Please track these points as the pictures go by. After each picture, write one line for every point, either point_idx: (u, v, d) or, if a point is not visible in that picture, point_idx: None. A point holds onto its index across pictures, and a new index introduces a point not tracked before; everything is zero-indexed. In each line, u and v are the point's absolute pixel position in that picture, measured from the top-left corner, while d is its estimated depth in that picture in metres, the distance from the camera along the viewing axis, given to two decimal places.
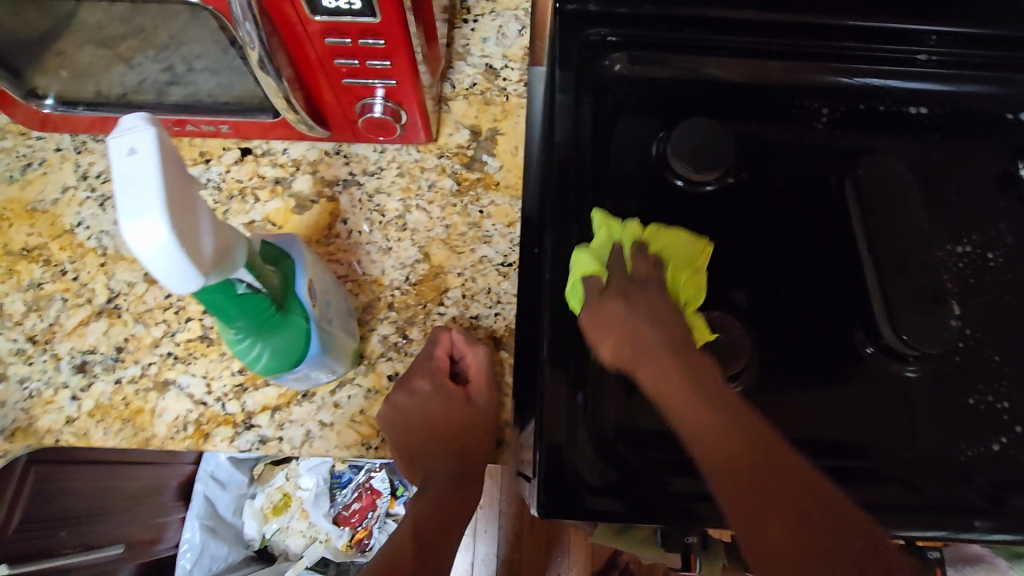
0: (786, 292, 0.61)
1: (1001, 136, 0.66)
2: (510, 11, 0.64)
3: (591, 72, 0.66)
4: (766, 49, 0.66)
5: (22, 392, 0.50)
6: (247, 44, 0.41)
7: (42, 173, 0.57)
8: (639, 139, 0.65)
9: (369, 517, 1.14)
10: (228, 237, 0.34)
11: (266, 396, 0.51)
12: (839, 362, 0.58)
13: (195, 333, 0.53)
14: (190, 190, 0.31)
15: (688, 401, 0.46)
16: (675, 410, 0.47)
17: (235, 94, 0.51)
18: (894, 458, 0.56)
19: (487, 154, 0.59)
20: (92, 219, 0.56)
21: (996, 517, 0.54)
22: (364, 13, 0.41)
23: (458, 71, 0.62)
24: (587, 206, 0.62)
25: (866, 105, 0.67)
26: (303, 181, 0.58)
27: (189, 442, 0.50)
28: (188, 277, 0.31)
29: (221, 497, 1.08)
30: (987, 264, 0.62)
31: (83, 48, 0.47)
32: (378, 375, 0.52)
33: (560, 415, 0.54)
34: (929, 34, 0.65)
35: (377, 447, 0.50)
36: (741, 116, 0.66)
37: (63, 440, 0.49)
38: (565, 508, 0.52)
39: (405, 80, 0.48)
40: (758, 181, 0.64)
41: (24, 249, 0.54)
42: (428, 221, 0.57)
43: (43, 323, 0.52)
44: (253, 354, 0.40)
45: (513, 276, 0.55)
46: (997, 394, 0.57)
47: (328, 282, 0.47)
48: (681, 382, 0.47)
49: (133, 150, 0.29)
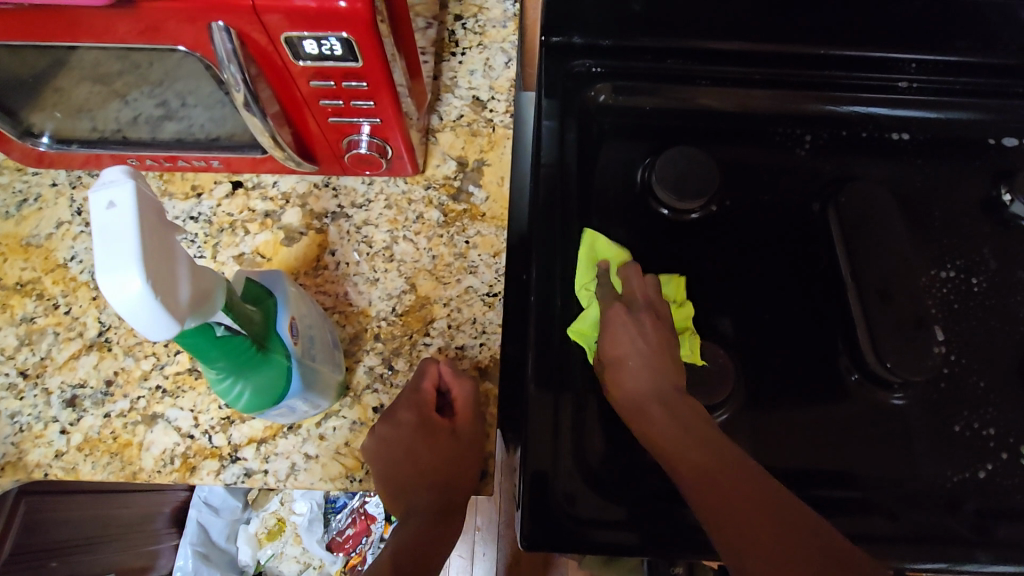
0: (771, 319, 0.61)
1: (984, 161, 0.67)
2: (497, 44, 0.65)
3: (577, 101, 0.68)
4: (750, 78, 0.68)
5: (13, 426, 0.51)
6: (232, 86, 0.42)
7: (37, 209, 0.58)
8: (626, 166, 0.66)
9: (362, 543, 1.12)
10: (207, 281, 0.35)
11: (252, 429, 0.52)
12: (823, 389, 0.59)
13: (184, 366, 0.53)
14: (168, 239, 0.32)
15: (670, 422, 0.47)
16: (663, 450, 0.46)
17: (227, 129, 0.53)
18: (879, 487, 0.56)
19: (473, 185, 0.60)
20: (85, 253, 0.57)
21: (983, 546, 0.54)
22: (347, 57, 0.42)
23: (445, 103, 0.63)
24: (572, 235, 0.62)
25: (848, 131, 0.68)
26: (292, 214, 0.59)
27: (176, 475, 0.50)
28: (163, 325, 0.31)
29: (215, 523, 1.09)
30: (972, 289, 0.62)
31: (80, 85, 0.48)
32: (363, 407, 0.53)
33: (545, 444, 0.55)
34: (909, 62, 0.66)
35: (361, 479, 0.51)
36: (725, 144, 0.68)
37: (51, 474, 0.50)
38: (549, 542, 0.52)
39: (389, 117, 0.49)
40: (744, 208, 0.65)
41: (18, 285, 0.55)
42: (415, 252, 0.58)
43: (35, 357, 0.53)
44: (234, 393, 0.41)
45: (499, 306, 0.56)
46: (983, 421, 0.57)
47: (313, 316, 0.48)
48: (665, 422, 0.47)
49: (111, 204, 0.29)
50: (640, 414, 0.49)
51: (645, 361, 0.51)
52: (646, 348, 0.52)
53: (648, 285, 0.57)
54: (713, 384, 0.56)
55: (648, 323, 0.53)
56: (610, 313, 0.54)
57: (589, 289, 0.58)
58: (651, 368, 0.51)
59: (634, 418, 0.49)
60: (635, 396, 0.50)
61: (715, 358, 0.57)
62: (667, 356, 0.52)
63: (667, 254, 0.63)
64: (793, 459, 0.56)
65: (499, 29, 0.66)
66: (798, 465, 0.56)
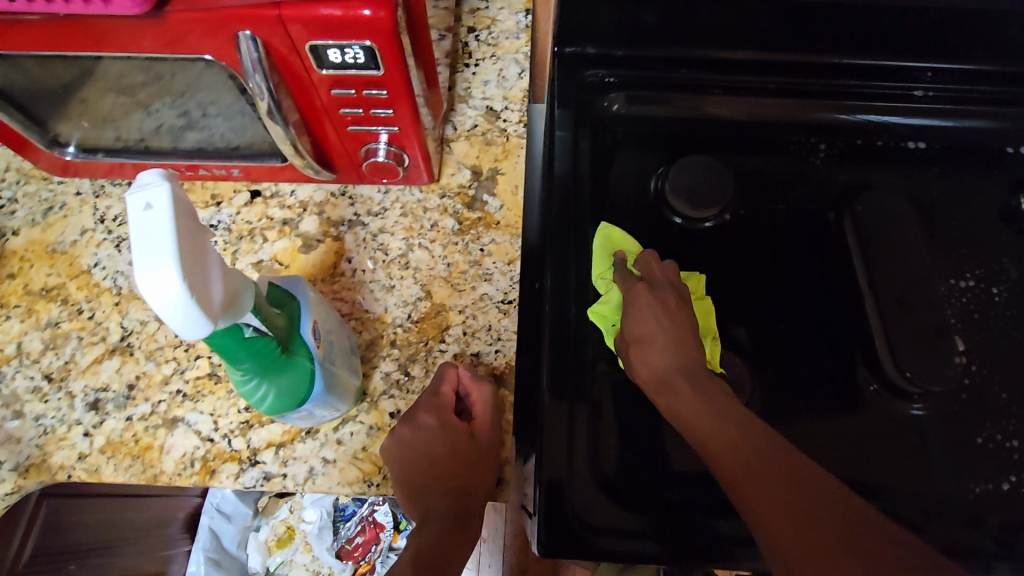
0: (787, 328, 0.61)
1: (1000, 170, 0.67)
2: (511, 55, 0.66)
3: (590, 113, 0.68)
4: (764, 87, 0.67)
5: (37, 428, 0.52)
6: (257, 95, 0.44)
7: (63, 216, 0.59)
8: (638, 175, 0.67)
9: (371, 551, 1.12)
10: (236, 283, 0.35)
11: (271, 433, 0.52)
12: (841, 400, 0.58)
13: (204, 371, 0.54)
14: (201, 241, 0.33)
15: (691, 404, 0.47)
16: (692, 424, 0.46)
17: (246, 139, 0.53)
18: (901, 499, 0.55)
19: (487, 194, 0.61)
20: (108, 260, 0.58)
21: (1009, 561, 0.53)
22: (368, 66, 0.43)
23: (459, 113, 0.64)
24: (587, 243, 0.63)
25: (863, 140, 0.68)
26: (310, 222, 0.60)
27: (196, 478, 0.51)
28: (197, 324, 0.32)
29: (227, 529, 1.09)
30: (992, 299, 0.61)
31: (104, 97, 0.49)
32: (380, 412, 0.53)
33: (562, 451, 0.55)
34: (925, 71, 0.66)
35: (378, 484, 0.51)
36: (739, 152, 0.68)
37: (74, 476, 0.51)
38: (565, 548, 0.52)
39: (407, 126, 0.50)
40: (758, 217, 0.65)
41: (43, 290, 0.57)
42: (430, 259, 0.58)
43: (59, 361, 0.54)
44: (259, 395, 0.42)
45: (513, 312, 0.56)
46: (1006, 432, 0.57)
47: (333, 321, 0.48)
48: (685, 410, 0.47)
49: (149, 206, 0.30)
50: (667, 390, 0.49)
51: (669, 337, 0.52)
52: (667, 323, 0.53)
53: (666, 267, 0.58)
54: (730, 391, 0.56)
55: (670, 300, 0.54)
56: (633, 293, 0.55)
57: (605, 277, 0.59)
58: (676, 347, 0.51)
59: (663, 397, 0.50)
60: (661, 373, 0.51)
61: (732, 365, 0.58)
62: (689, 333, 0.53)
63: (680, 262, 0.63)
64: None
65: (512, 40, 0.67)
66: None
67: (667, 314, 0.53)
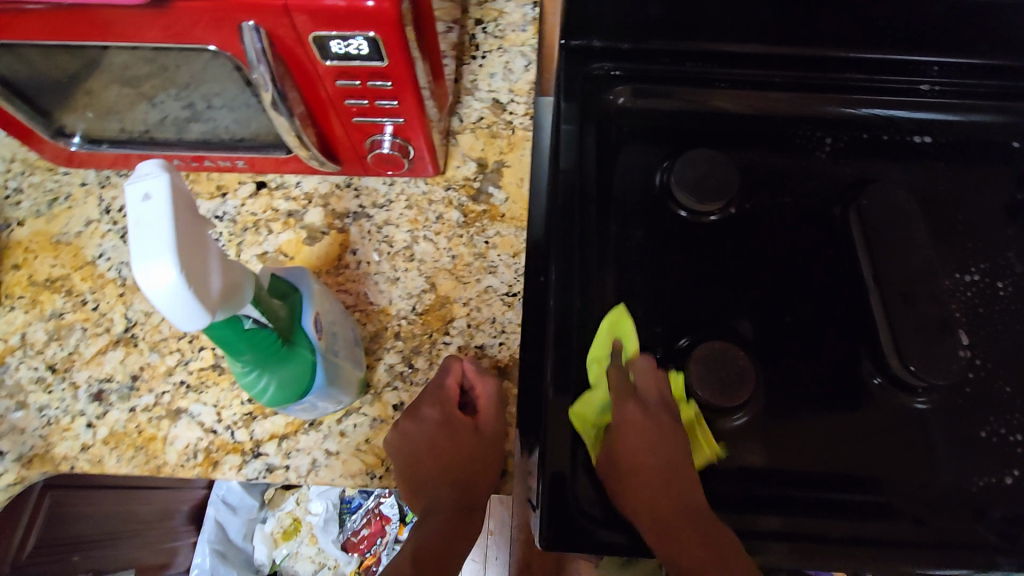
0: (791, 322, 0.61)
1: (1006, 164, 0.67)
2: (517, 47, 0.66)
3: (596, 105, 0.68)
4: (770, 81, 0.67)
5: (41, 419, 0.52)
6: (261, 86, 0.44)
7: (67, 207, 0.59)
8: (643, 168, 0.66)
9: (377, 543, 1.13)
10: (237, 275, 0.35)
11: (274, 424, 0.52)
12: (846, 394, 0.58)
13: (208, 362, 0.54)
14: (200, 232, 0.33)
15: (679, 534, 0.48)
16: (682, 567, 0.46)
17: (251, 130, 0.53)
18: (904, 493, 0.55)
19: (493, 186, 0.61)
20: (113, 251, 0.58)
21: (1012, 554, 0.53)
22: (373, 57, 0.43)
23: (465, 105, 0.64)
24: (592, 237, 0.63)
25: (869, 134, 0.67)
26: (314, 214, 0.60)
27: (199, 470, 0.51)
28: (195, 315, 0.32)
29: (232, 522, 1.10)
30: (998, 293, 0.61)
31: (109, 88, 0.49)
32: (383, 404, 0.53)
33: (566, 442, 0.55)
34: (931, 65, 0.66)
35: (381, 476, 0.51)
36: (745, 146, 0.67)
37: (78, 467, 0.51)
38: (568, 540, 0.52)
39: (412, 117, 0.50)
40: (763, 211, 0.65)
41: (47, 281, 0.57)
42: (435, 251, 0.58)
43: (63, 352, 0.54)
44: (260, 386, 0.41)
45: (518, 305, 0.56)
46: (1010, 427, 0.57)
47: (337, 313, 0.48)
48: (666, 535, 0.48)
49: (147, 196, 0.30)
50: (666, 529, 0.48)
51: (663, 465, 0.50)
52: (660, 449, 0.51)
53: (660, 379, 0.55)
54: (733, 386, 0.55)
55: (664, 419, 0.52)
56: (625, 411, 0.52)
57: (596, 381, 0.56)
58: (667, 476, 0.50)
59: (662, 536, 0.48)
60: (653, 504, 0.49)
61: (735, 360, 0.56)
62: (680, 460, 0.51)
63: (685, 256, 0.63)
64: (816, 464, 0.56)
65: (518, 33, 0.67)
66: (821, 470, 0.56)
67: (662, 438, 0.51)
